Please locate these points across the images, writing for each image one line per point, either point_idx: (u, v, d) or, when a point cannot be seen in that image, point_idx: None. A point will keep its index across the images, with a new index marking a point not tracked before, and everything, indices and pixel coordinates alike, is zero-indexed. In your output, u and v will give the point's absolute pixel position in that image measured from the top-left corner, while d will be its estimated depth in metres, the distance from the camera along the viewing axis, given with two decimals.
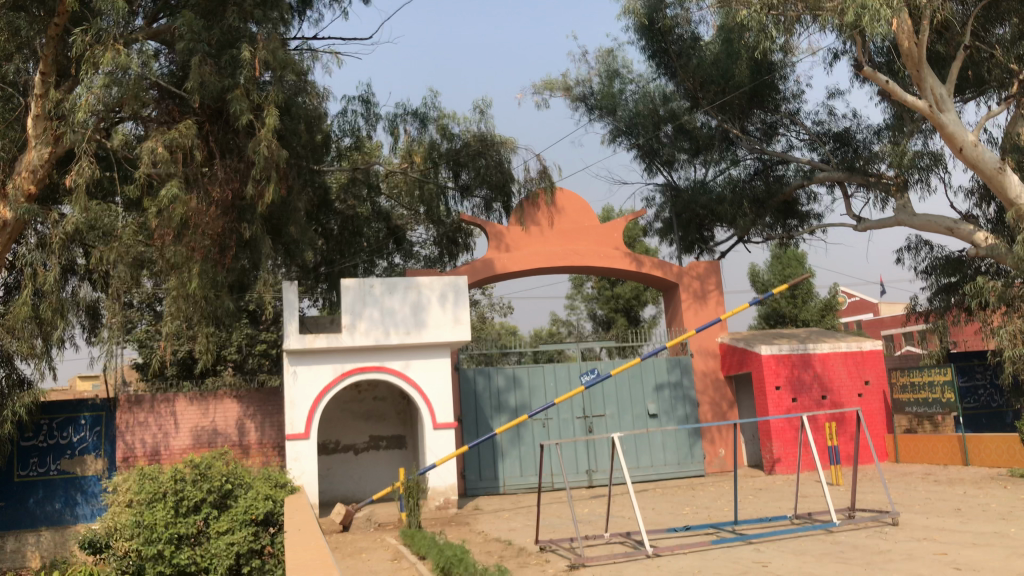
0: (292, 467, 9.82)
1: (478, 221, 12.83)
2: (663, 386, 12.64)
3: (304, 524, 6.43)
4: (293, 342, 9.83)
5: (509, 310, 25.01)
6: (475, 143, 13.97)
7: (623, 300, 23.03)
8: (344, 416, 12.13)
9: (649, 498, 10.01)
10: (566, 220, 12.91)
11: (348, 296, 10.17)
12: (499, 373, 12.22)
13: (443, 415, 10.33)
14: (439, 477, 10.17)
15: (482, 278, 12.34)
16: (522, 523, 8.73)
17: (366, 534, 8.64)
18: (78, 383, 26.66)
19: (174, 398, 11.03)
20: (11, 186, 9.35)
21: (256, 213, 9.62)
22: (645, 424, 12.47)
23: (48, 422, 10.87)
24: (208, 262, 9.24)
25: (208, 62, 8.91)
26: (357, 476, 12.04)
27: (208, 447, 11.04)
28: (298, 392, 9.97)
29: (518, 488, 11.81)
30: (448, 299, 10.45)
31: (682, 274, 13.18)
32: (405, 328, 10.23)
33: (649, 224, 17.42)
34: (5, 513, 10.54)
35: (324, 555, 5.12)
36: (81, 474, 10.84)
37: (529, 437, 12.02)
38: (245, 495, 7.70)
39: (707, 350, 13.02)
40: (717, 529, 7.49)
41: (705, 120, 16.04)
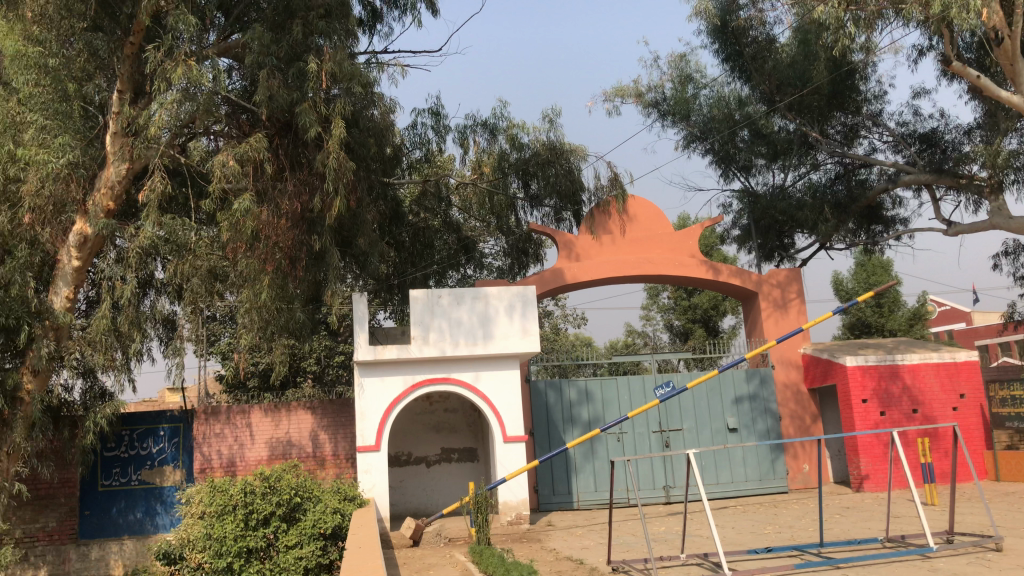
0: (363, 479, 9.75)
1: (548, 230, 12.63)
2: (742, 398, 12.19)
3: (370, 542, 6.30)
4: (363, 354, 9.81)
5: (584, 321, 24.71)
6: (545, 152, 13.82)
7: (700, 310, 22.49)
8: (416, 428, 12.07)
9: (729, 516, 9.61)
10: (639, 228, 12.61)
11: (417, 307, 10.06)
12: (571, 386, 11.97)
13: (514, 428, 10.15)
14: (510, 491, 9.99)
15: (552, 288, 12.13)
16: (596, 541, 8.45)
17: (436, 550, 8.49)
18: (166, 395, 27.35)
19: (250, 409, 11.14)
20: (91, 202, 9.65)
21: (325, 225, 9.63)
22: (724, 438, 12.04)
23: (129, 432, 11.03)
24: (279, 274, 9.29)
25: (276, 75, 8.99)
26: (429, 489, 11.96)
27: (282, 458, 11.10)
28: (368, 404, 9.93)
29: (592, 504, 11.53)
30: (517, 310, 10.27)
31: (761, 282, 12.72)
32: (474, 340, 10.10)
33: (725, 232, 16.97)
34: (90, 521, 10.72)
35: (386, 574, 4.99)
36: (161, 483, 11.01)
37: (603, 451, 11.73)
38: (314, 508, 7.65)
39: (789, 361, 12.51)
40: (802, 551, 7.10)
41: (783, 124, 15.47)
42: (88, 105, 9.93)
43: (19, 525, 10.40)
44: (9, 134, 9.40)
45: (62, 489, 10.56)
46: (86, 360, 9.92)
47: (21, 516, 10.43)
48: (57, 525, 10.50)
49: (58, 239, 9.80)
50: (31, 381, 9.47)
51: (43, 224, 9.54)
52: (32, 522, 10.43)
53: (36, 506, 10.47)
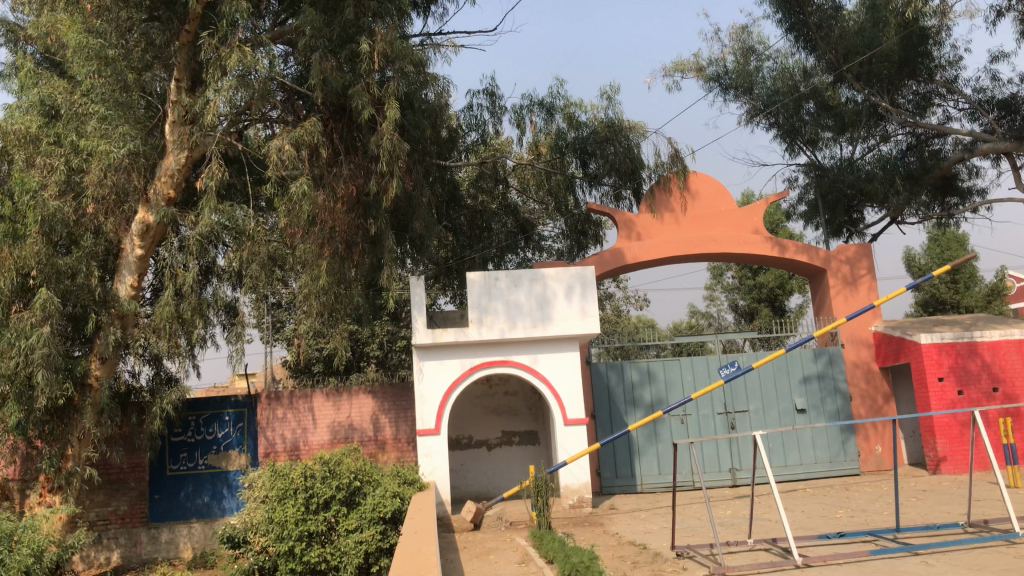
0: (423, 463, 9.72)
1: (607, 209, 12.40)
2: (810, 378, 11.82)
3: (428, 524, 6.22)
4: (421, 337, 9.76)
5: (646, 302, 24.39)
6: (603, 130, 13.55)
7: (766, 290, 21.95)
8: (476, 411, 12.03)
9: (798, 500, 9.31)
10: (701, 205, 12.28)
11: (474, 289, 9.95)
12: (632, 367, 11.75)
13: (574, 410, 10.00)
14: (572, 475, 9.85)
15: (611, 269, 11.90)
16: (660, 525, 8.25)
17: (497, 534, 8.40)
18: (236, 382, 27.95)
19: (312, 394, 11.22)
20: (153, 191, 9.82)
21: (381, 208, 9.56)
22: (792, 419, 11.70)
23: (195, 418, 11.21)
24: (337, 259, 9.29)
25: (329, 57, 8.91)
26: (491, 472, 11.92)
27: (344, 442, 11.15)
28: (427, 387, 9.89)
29: (656, 487, 11.33)
30: (575, 291, 10.10)
31: (829, 258, 12.29)
32: (532, 321, 9.95)
33: (791, 209, 16.50)
34: (160, 505, 10.93)
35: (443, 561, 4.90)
36: (227, 467, 11.14)
37: (666, 434, 11.50)
38: (374, 492, 7.60)
39: (859, 340, 12.06)
40: (876, 537, 6.82)
41: (850, 94, 15.15)
42: (147, 95, 10.08)
43: (92, 508, 10.76)
44: (72, 126, 9.56)
45: (132, 474, 10.84)
46: (152, 347, 10.08)
47: (94, 499, 10.78)
48: (128, 508, 10.82)
49: (122, 229, 9.96)
50: (98, 368, 9.70)
51: (106, 214, 9.71)
52: (105, 505, 10.78)
53: (107, 490, 10.80)
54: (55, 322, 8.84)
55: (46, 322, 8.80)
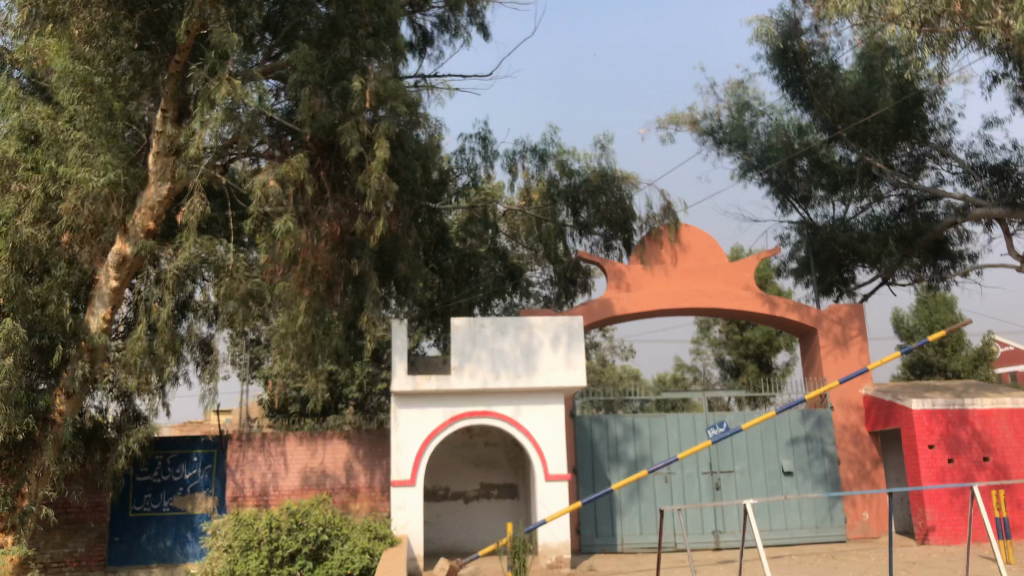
0: (397, 516, 9.34)
1: (597, 258, 12.19)
2: (798, 440, 11.53)
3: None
4: (401, 384, 9.45)
5: (632, 353, 24.12)
6: (596, 179, 13.40)
7: (753, 345, 21.74)
8: (454, 462, 11.71)
9: (784, 569, 8.95)
10: (692, 259, 12.09)
11: (458, 336, 9.69)
12: (617, 422, 11.44)
13: (556, 465, 9.67)
14: (551, 533, 9.49)
15: (599, 319, 11.66)
16: None
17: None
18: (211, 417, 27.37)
19: (284, 436, 10.85)
20: (131, 223, 9.57)
21: (365, 248, 9.30)
22: (779, 482, 11.39)
23: (162, 458, 10.80)
24: (317, 299, 9.00)
25: (320, 94, 8.74)
26: (467, 525, 11.54)
27: (316, 489, 10.77)
28: (404, 436, 9.54)
29: (637, 547, 10.98)
30: (561, 341, 9.84)
31: (821, 317, 12.08)
32: (516, 371, 9.67)
33: (781, 266, 16.38)
34: (119, 548, 10.48)
35: None
36: (192, 511, 10.73)
37: (649, 492, 11.16)
38: (342, 546, 7.26)
39: (849, 403, 11.79)
40: None
41: (844, 153, 15.04)
42: (132, 124, 9.86)
43: (46, 549, 10.20)
44: (51, 151, 9.28)
45: (92, 514, 10.37)
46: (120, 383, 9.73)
47: (49, 539, 10.22)
48: (85, 550, 10.32)
49: (97, 259, 9.66)
50: (63, 403, 9.34)
51: (81, 244, 9.41)
52: (60, 547, 10.24)
53: (64, 531, 10.29)
54: (19, 354, 8.54)
55: (9, 354, 8.51)
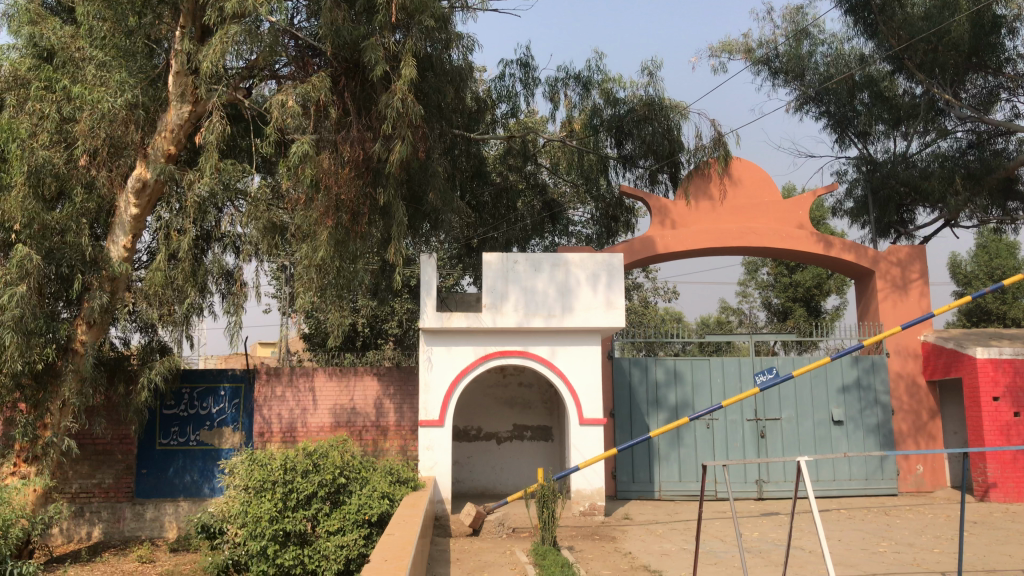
0: (424, 456, 8.99)
1: (640, 192, 11.51)
2: (850, 388, 10.90)
3: (410, 534, 5.28)
4: (430, 321, 9.00)
5: (675, 295, 23.40)
6: (642, 108, 12.66)
7: (803, 289, 20.89)
8: (486, 401, 11.35)
9: (833, 524, 8.35)
10: (741, 194, 11.36)
11: (490, 272, 9.18)
12: (658, 365, 10.91)
13: (591, 409, 9.19)
14: (585, 480, 9.06)
15: (642, 258, 11.05)
16: (678, 546, 7.33)
17: (496, 544, 7.57)
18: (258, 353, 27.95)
19: (314, 372, 10.54)
20: (151, 145, 9.09)
21: (390, 176, 8.70)
22: (828, 431, 10.81)
23: (189, 390, 10.51)
24: (341, 231, 8.49)
25: (342, 7, 8.14)
26: (499, 467, 11.22)
27: (347, 427, 10.46)
28: (433, 376, 9.13)
29: (675, 495, 10.56)
30: (600, 281, 9.25)
31: (878, 259, 11.31)
32: (551, 311, 9.14)
33: (837, 205, 15.52)
34: (147, 480, 10.31)
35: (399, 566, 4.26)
36: (219, 445, 10.46)
37: (690, 439, 10.68)
38: (360, 491, 6.79)
39: (907, 350, 11.08)
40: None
41: (907, 87, 14.24)
42: (152, 42, 9.34)
43: (76, 480, 10.21)
44: (69, 72, 8.93)
45: (120, 445, 10.25)
46: (141, 314, 9.38)
47: (78, 470, 10.22)
48: (113, 482, 10.23)
49: (116, 185, 9.23)
50: (84, 333, 9.08)
51: (99, 168, 8.97)
52: (89, 477, 10.21)
53: (93, 462, 10.23)
54: (33, 281, 8.26)
55: (23, 281, 8.22)
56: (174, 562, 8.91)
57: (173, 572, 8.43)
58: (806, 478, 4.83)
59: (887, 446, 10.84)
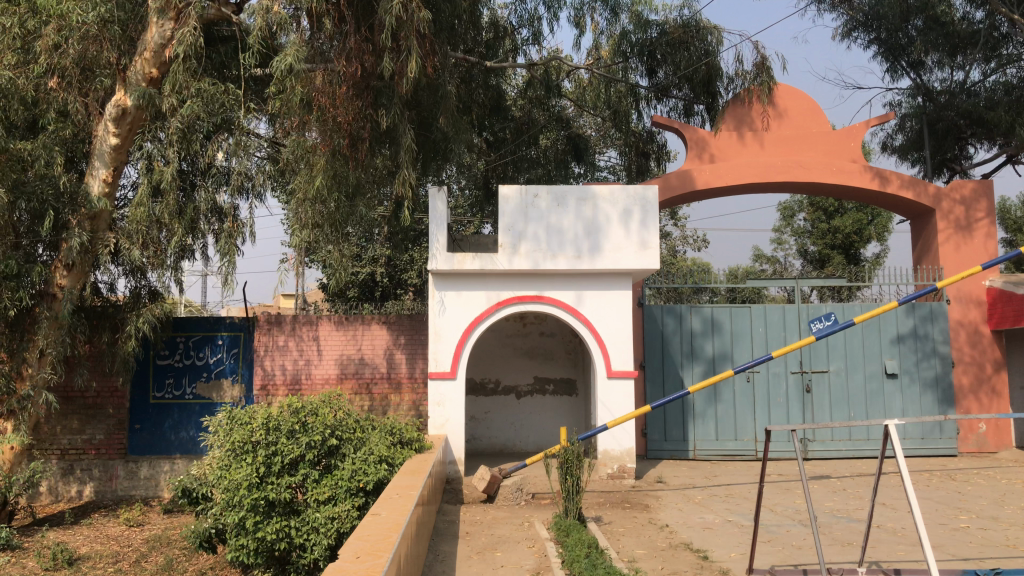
0: (434, 412, 8.13)
1: (673, 122, 10.42)
2: (904, 338, 9.89)
3: (400, 512, 4.27)
4: (439, 264, 8.09)
5: (705, 243, 22.29)
6: (677, 31, 11.53)
7: (842, 235, 19.66)
8: (505, 352, 10.49)
9: (895, 493, 7.38)
10: (788, 126, 10.27)
11: (508, 209, 8.21)
12: (694, 313, 9.94)
13: (620, 361, 8.28)
14: (613, 439, 8.20)
15: (678, 196, 10.02)
16: (722, 518, 6.38)
17: (513, 514, 6.68)
18: (283, 303, 27.82)
19: (318, 321, 9.68)
20: (131, 67, 8.12)
21: (395, 96, 7.71)
22: (881, 386, 9.83)
23: (184, 339, 9.71)
24: (339, 160, 7.53)
25: None
26: (518, 423, 10.40)
27: (354, 379, 9.61)
28: (444, 323, 8.24)
29: (711, 455, 9.72)
30: (633, 217, 8.24)
31: (940, 197, 10.19)
32: (577, 251, 8.17)
33: (885, 141, 14.33)
34: (140, 436, 9.57)
35: (371, 568, 3.26)
36: (218, 399, 9.65)
37: (728, 394, 9.76)
38: (355, 454, 5.90)
39: (970, 297, 9.96)
40: None
41: (965, 11, 12.97)
42: None
43: (65, 435, 9.50)
44: None
45: (111, 399, 9.51)
46: (124, 255, 8.48)
47: (67, 425, 9.50)
48: (105, 438, 9.50)
49: (94, 112, 8.29)
50: (63, 277, 8.25)
51: (71, 92, 8.01)
52: (79, 433, 9.49)
53: (83, 416, 9.50)
54: None
55: None
56: (164, 527, 8.19)
57: (160, 538, 7.69)
58: (895, 442, 3.92)
59: (946, 402, 9.82)
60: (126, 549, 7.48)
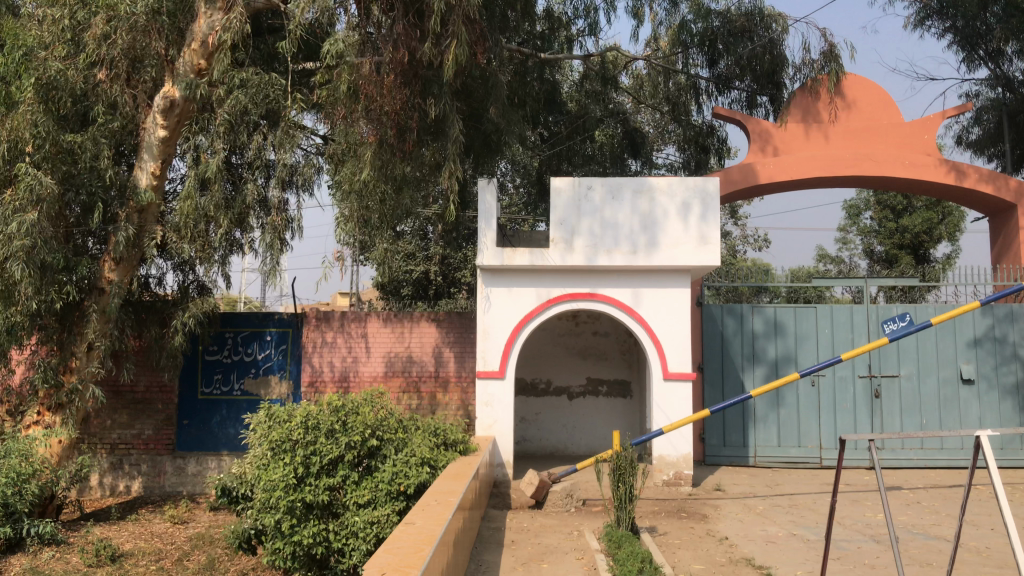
0: (482, 413, 7.86)
1: (735, 114, 9.94)
2: (982, 342, 9.29)
3: (439, 523, 3.96)
4: (489, 259, 7.81)
5: (765, 243, 21.65)
6: (740, 19, 11.08)
7: (910, 235, 18.85)
8: (556, 351, 10.18)
9: (974, 507, 6.86)
10: (857, 117, 9.73)
11: (561, 202, 7.91)
12: (755, 313, 9.50)
13: (677, 362, 7.90)
14: (670, 444, 7.83)
15: (740, 191, 9.60)
16: (787, 530, 5.97)
17: (562, 522, 6.36)
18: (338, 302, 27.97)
19: (366, 317, 9.48)
20: (180, 59, 8.01)
21: (444, 85, 7.45)
22: (956, 392, 9.26)
23: (233, 335, 9.61)
24: (386, 151, 7.30)
25: None
26: (570, 425, 10.07)
27: (402, 377, 9.39)
28: (493, 320, 7.96)
29: (773, 462, 9.27)
30: (692, 211, 7.85)
31: (1023, 191, 9.55)
32: (632, 247, 7.81)
33: (960, 135, 13.67)
34: (189, 432, 9.50)
35: None
36: (266, 396, 9.53)
37: (791, 398, 9.30)
38: (395, 455, 5.67)
39: None
40: None
41: None
42: None
43: (114, 430, 9.47)
44: None
45: (159, 395, 9.45)
46: (172, 248, 8.37)
47: (117, 420, 9.47)
48: (153, 433, 9.44)
49: (144, 104, 8.21)
50: (111, 270, 8.18)
51: (120, 84, 7.93)
52: (128, 428, 9.45)
53: (131, 411, 9.46)
54: (45, 209, 7.34)
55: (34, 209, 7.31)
56: (208, 525, 8.07)
57: (203, 536, 7.55)
58: (989, 456, 3.56)
59: None
60: (169, 547, 7.36)
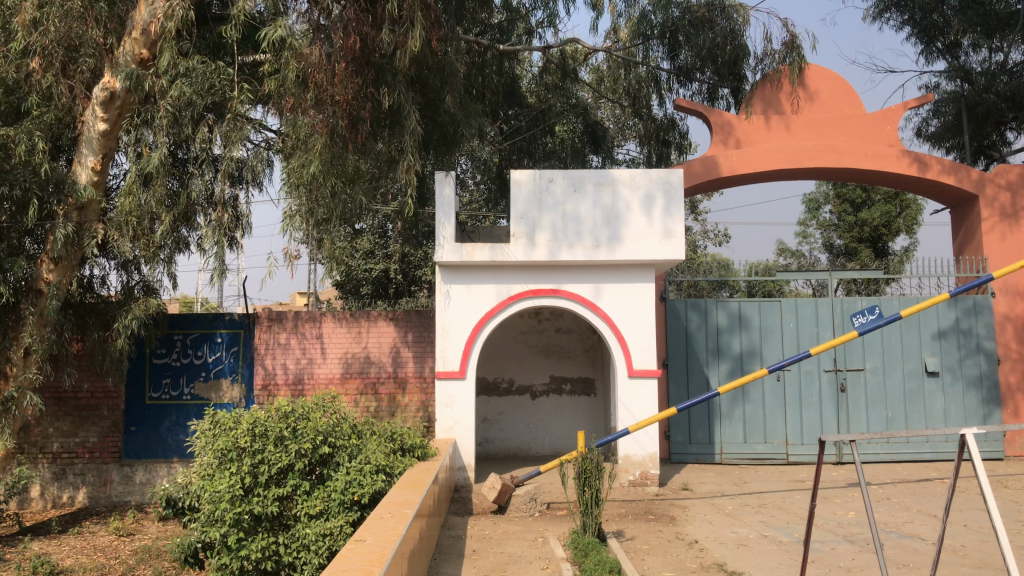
0: (442, 415, 7.58)
1: (696, 106, 9.79)
2: (946, 334, 9.23)
3: (386, 542, 3.61)
4: (447, 254, 7.54)
5: (727, 238, 21.62)
6: (701, 8, 10.87)
7: (869, 228, 18.91)
8: (519, 350, 9.95)
9: (945, 503, 6.73)
10: (820, 109, 9.62)
11: (522, 195, 7.66)
12: (720, 308, 9.34)
13: (642, 359, 7.70)
14: (635, 444, 7.62)
15: (704, 183, 9.43)
16: (757, 532, 5.79)
17: (525, 527, 6.11)
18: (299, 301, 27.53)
19: (321, 317, 9.14)
20: (120, 48, 7.58)
21: (399, 74, 7.17)
22: (921, 385, 9.18)
23: (182, 337, 9.22)
24: (337, 142, 7.00)
25: None
26: (533, 425, 9.84)
27: (360, 378, 9.07)
28: (452, 318, 7.68)
29: (739, 459, 9.13)
30: (655, 203, 7.65)
31: (984, 182, 9.52)
32: (595, 241, 7.59)
33: (920, 127, 13.68)
34: (136, 439, 9.08)
35: None
36: (217, 400, 9.15)
37: (757, 394, 9.16)
38: (349, 464, 5.39)
39: (1018, 290, 9.29)
40: None
41: None
42: None
43: (56, 438, 9.03)
44: None
45: (105, 400, 9.03)
46: (114, 248, 7.99)
47: (59, 428, 9.04)
48: (99, 441, 9.02)
49: (82, 97, 7.77)
50: (50, 271, 7.76)
51: (55, 75, 7.49)
52: (71, 436, 9.02)
53: (75, 418, 9.03)
54: None
55: None
56: (155, 537, 7.69)
57: (150, 549, 7.18)
58: (974, 449, 3.40)
59: (992, 402, 9.16)
60: (112, 562, 6.98)
